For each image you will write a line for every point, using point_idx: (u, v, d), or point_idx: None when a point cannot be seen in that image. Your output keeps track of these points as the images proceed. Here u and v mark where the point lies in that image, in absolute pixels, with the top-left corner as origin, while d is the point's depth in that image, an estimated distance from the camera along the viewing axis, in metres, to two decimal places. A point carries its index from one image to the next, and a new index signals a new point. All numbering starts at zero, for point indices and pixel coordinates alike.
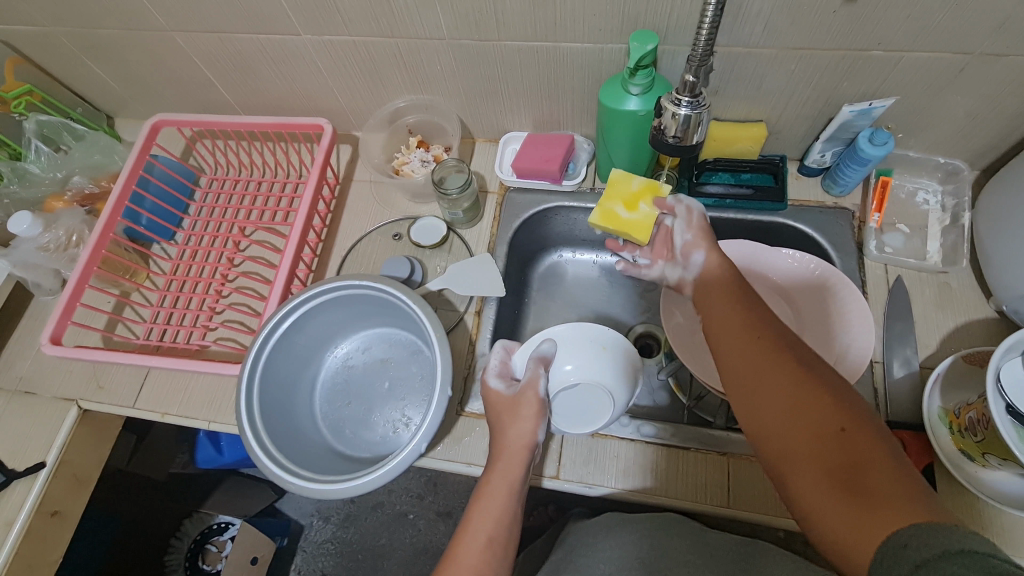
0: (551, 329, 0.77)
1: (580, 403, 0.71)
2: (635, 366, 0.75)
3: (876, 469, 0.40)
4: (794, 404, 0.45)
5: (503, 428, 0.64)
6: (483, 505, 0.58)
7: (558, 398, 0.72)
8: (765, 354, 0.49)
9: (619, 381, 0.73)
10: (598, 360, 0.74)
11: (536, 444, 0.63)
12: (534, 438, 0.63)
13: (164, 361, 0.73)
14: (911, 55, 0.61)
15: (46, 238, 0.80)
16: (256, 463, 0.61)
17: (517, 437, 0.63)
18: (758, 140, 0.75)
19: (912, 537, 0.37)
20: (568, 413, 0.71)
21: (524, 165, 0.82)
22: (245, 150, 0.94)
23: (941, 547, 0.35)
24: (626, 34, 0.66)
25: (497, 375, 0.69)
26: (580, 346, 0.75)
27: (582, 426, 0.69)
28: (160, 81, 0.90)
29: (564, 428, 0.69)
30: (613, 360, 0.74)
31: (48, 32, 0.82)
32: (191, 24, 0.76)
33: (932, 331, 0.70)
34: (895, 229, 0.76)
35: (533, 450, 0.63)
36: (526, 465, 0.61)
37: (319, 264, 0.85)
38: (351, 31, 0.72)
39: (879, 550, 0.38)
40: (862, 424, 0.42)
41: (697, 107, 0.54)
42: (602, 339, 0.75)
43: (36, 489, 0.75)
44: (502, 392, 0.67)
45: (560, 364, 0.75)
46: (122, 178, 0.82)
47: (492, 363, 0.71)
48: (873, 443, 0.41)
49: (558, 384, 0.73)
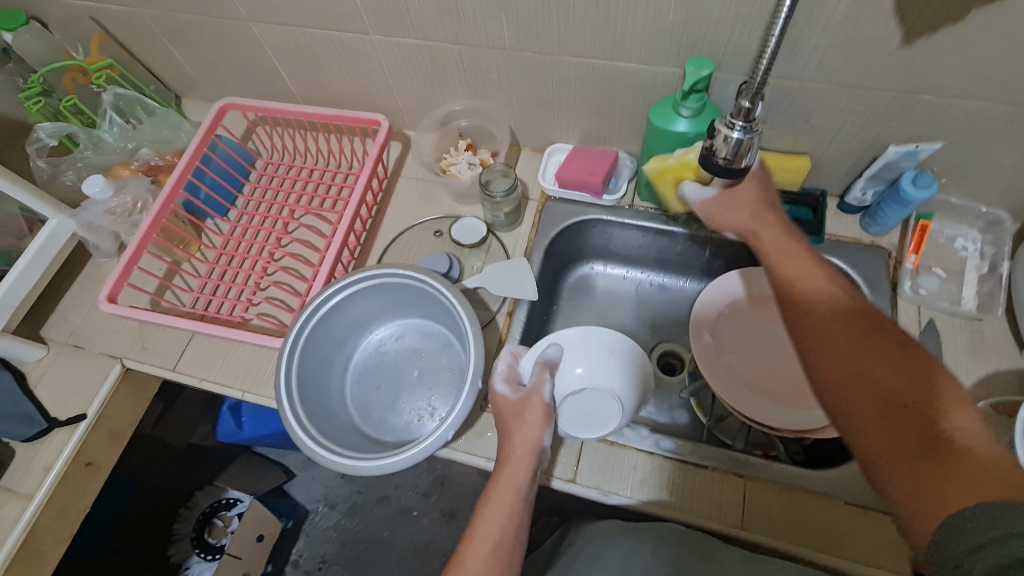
0: (557, 333, 0.77)
1: (587, 405, 0.72)
2: (642, 369, 0.77)
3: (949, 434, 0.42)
4: (882, 368, 0.47)
5: (510, 431, 0.65)
6: (498, 496, 0.60)
7: (565, 402, 0.73)
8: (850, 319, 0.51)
9: (626, 385, 0.75)
10: (606, 363, 0.76)
11: (542, 448, 0.64)
12: (540, 444, 0.64)
13: (211, 328, 0.77)
14: (962, 102, 0.63)
15: (114, 202, 0.86)
16: (289, 433, 0.64)
17: (524, 442, 0.63)
18: (801, 172, 0.76)
19: (976, 516, 0.38)
20: (575, 418, 0.72)
21: (568, 176, 0.85)
22: (302, 138, 0.99)
23: (1005, 528, 0.37)
24: (682, 57, 0.68)
25: (505, 380, 0.69)
26: (587, 348, 0.76)
27: (592, 432, 0.70)
28: (230, 66, 0.95)
29: (573, 433, 0.71)
30: (620, 366, 0.76)
31: (136, 13, 0.88)
32: (269, 16, 0.81)
33: (961, 377, 0.70)
34: (931, 272, 0.76)
35: (540, 454, 0.63)
36: (532, 470, 0.62)
37: (362, 252, 0.88)
38: (418, 34, 0.76)
39: (946, 519, 0.40)
40: (943, 391, 0.45)
41: (750, 132, 0.55)
42: (611, 344, 0.76)
43: (75, 438, 0.79)
44: (509, 396, 0.67)
45: (569, 367, 0.75)
46: (187, 154, 0.88)
47: (499, 367, 0.71)
48: (950, 408, 0.44)
49: (566, 388, 0.74)
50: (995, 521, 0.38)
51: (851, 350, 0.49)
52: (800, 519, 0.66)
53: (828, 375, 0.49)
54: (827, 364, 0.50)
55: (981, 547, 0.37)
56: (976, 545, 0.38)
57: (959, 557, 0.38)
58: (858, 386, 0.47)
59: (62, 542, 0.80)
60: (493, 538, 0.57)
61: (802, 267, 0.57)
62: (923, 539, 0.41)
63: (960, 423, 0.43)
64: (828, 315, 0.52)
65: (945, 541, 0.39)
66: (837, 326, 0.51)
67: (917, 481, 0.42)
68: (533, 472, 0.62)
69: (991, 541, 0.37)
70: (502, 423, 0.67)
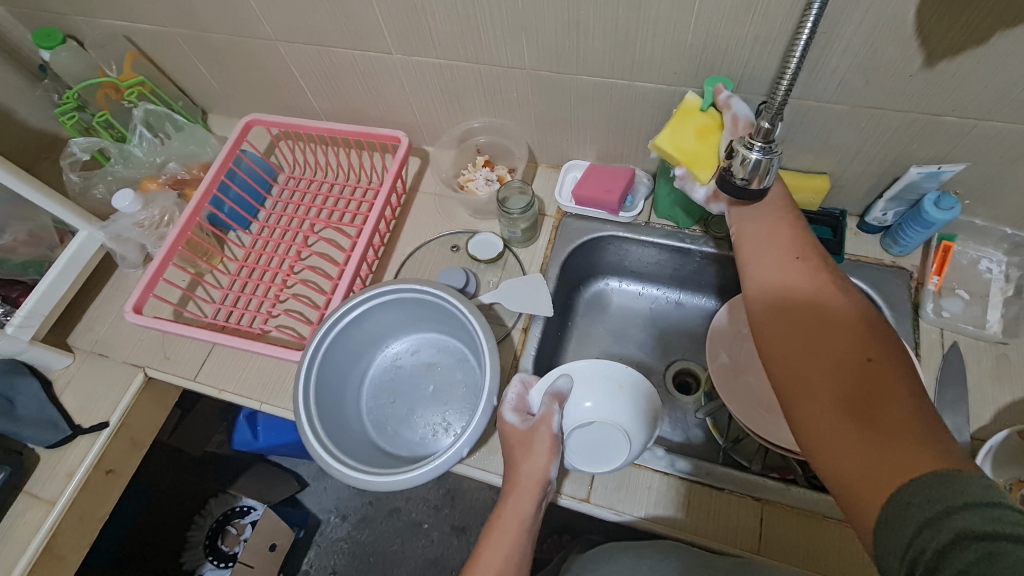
0: (568, 363, 0.76)
1: (594, 439, 0.71)
2: (653, 404, 0.74)
3: (891, 405, 0.46)
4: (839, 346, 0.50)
5: (516, 462, 0.65)
6: (506, 519, 0.61)
7: (572, 436, 0.72)
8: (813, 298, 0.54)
9: (635, 422, 0.72)
10: (615, 397, 0.74)
11: (549, 480, 0.63)
12: (546, 475, 0.63)
13: (232, 340, 0.79)
14: (986, 124, 0.62)
15: (142, 215, 0.88)
16: (306, 445, 0.65)
17: (529, 474, 0.63)
18: (821, 193, 0.76)
19: (916, 499, 0.41)
20: (582, 452, 0.71)
21: (584, 193, 0.85)
22: (323, 153, 1.01)
23: (944, 505, 0.39)
24: (700, 78, 0.68)
25: (514, 409, 0.69)
26: (595, 382, 0.75)
27: (599, 467, 0.69)
28: (256, 83, 0.98)
29: (580, 467, 0.70)
30: (630, 400, 0.74)
31: (168, 32, 0.91)
32: (295, 36, 0.83)
33: (986, 402, 0.68)
34: (954, 294, 0.75)
35: (546, 486, 0.63)
36: (538, 501, 0.62)
37: (379, 266, 0.90)
38: (439, 54, 0.78)
39: (888, 500, 0.43)
40: (888, 368, 0.48)
41: (769, 153, 0.55)
42: (619, 378, 0.75)
43: (98, 446, 0.81)
44: (517, 425, 0.67)
45: (577, 401, 0.75)
46: (212, 168, 0.90)
47: (509, 396, 0.71)
48: (889, 383, 0.47)
49: (575, 421, 0.73)
50: (934, 498, 0.40)
51: (807, 329, 0.53)
52: (818, 545, 0.64)
53: (787, 362, 0.53)
54: (788, 343, 0.53)
55: (925, 527, 0.40)
56: (920, 524, 0.40)
57: (905, 537, 0.41)
58: (808, 361, 0.51)
59: (82, 549, 0.82)
60: (502, 557, 0.58)
61: (786, 266, 0.58)
62: (870, 517, 0.44)
63: (900, 400, 0.46)
64: (793, 304, 0.55)
65: (889, 521, 0.42)
66: (796, 310, 0.55)
67: (857, 458, 0.45)
68: (540, 503, 0.62)
69: (931, 520, 0.40)
70: (510, 452, 0.67)
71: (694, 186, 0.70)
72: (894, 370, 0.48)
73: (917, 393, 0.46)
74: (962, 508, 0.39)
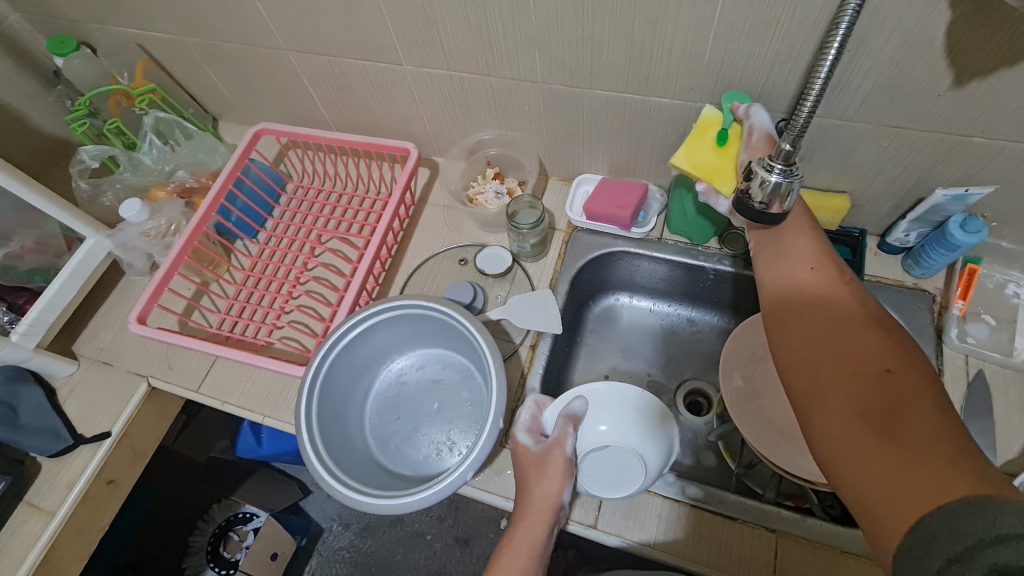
0: (584, 384, 0.74)
1: (610, 465, 0.69)
2: (669, 422, 0.71)
3: (915, 418, 0.43)
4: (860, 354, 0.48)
5: (529, 485, 0.64)
6: (516, 541, 0.58)
7: (590, 460, 0.69)
8: (832, 306, 0.53)
9: (653, 445, 0.69)
10: (630, 421, 0.71)
11: (562, 504, 0.62)
12: (559, 499, 0.62)
13: (236, 353, 0.78)
14: (1016, 146, 0.59)
15: (149, 225, 0.88)
16: (307, 463, 0.63)
17: (544, 496, 0.62)
18: (839, 213, 0.73)
19: (942, 525, 0.37)
20: (598, 479, 0.68)
21: (596, 208, 0.83)
22: (332, 162, 1.00)
23: (975, 536, 0.36)
24: (717, 94, 0.67)
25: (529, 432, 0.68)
26: (609, 405, 0.72)
27: (615, 492, 0.67)
28: (266, 92, 0.97)
29: (595, 492, 0.67)
30: (643, 421, 0.71)
31: (180, 40, 0.91)
32: (307, 46, 0.82)
33: (1013, 434, 0.65)
34: (979, 319, 0.72)
35: (559, 510, 0.61)
36: (550, 526, 0.60)
37: (386, 278, 0.88)
38: (450, 66, 0.77)
39: (912, 525, 0.39)
40: (912, 376, 0.45)
41: (789, 176, 0.53)
42: (634, 400, 0.72)
43: (99, 456, 0.80)
44: (531, 447, 0.66)
45: (593, 424, 0.72)
46: (221, 177, 0.89)
47: (522, 417, 0.70)
48: (915, 394, 0.44)
49: (589, 444, 0.70)
50: (964, 526, 0.36)
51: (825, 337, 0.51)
52: None
53: (808, 375, 0.51)
54: (805, 352, 0.52)
55: (955, 560, 0.36)
56: (948, 555, 0.36)
57: (932, 568, 0.37)
58: (825, 369, 0.50)
59: (80, 560, 0.81)
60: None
61: (815, 278, 0.56)
62: (893, 543, 0.40)
63: (927, 411, 0.43)
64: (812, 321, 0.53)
65: (913, 548, 0.38)
66: (813, 318, 0.53)
67: (883, 476, 0.42)
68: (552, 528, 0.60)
69: (961, 552, 0.36)
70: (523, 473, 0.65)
71: (717, 199, 0.67)
72: (919, 379, 0.45)
73: (945, 406, 0.43)
74: (995, 541, 0.35)
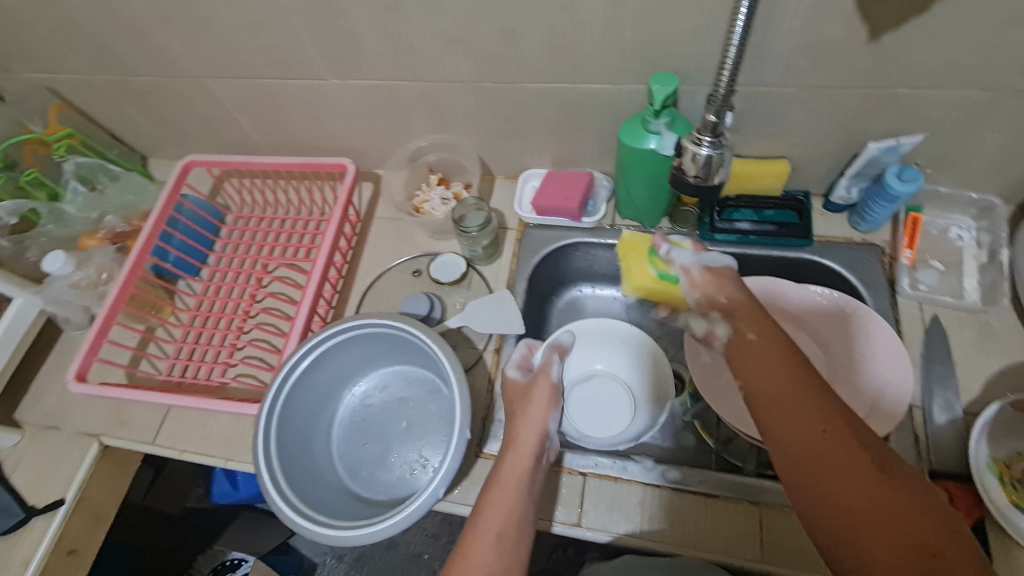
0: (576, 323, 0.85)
1: (597, 396, 0.82)
2: (656, 358, 0.81)
3: None
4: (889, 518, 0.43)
5: (515, 415, 0.67)
6: (501, 490, 0.59)
7: (575, 392, 0.83)
8: (839, 444, 0.48)
9: (637, 377, 0.82)
10: (620, 354, 0.84)
11: (548, 433, 0.66)
12: (545, 427, 0.65)
13: (187, 398, 0.74)
14: (938, 92, 0.60)
15: (77, 276, 0.84)
16: (270, 505, 0.60)
17: (528, 427, 0.65)
18: (782, 177, 0.75)
19: None
20: (583, 410, 0.81)
21: (545, 202, 0.82)
22: (270, 188, 0.97)
23: None
24: (645, 75, 0.66)
25: (519, 367, 0.71)
26: (603, 342, 0.84)
27: (598, 430, 0.79)
28: (192, 124, 0.94)
29: (581, 428, 0.79)
30: (633, 358, 0.83)
31: (92, 80, 0.86)
32: (225, 71, 0.79)
33: (974, 373, 0.66)
34: (928, 266, 0.73)
35: (545, 439, 0.65)
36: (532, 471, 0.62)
37: (339, 300, 0.85)
38: (375, 75, 0.74)
39: None
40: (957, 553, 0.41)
41: (718, 147, 0.52)
42: (623, 336, 0.84)
43: (55, 525, 0.75)
44: (518, 380, 0.70)
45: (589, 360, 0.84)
46: (152, 217, 0.85)
47: (514, 355, 0.73)
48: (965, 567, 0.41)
49: (579, 377, 0.84)
50: None
51: (836, 480, 0.46)
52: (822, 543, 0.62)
53: (822, 498, 0.47)
54: (821, 513, 0.46)
55: None
56: None
57: None
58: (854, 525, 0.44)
59: None
60: (495, 549, 0.54)
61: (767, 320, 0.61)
62: None
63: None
64: (808, 431, 0.50)
65: None
66: (833, 475, 0.47)
67: None
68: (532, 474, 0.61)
69: None
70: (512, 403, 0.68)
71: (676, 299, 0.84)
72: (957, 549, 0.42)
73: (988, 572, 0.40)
74: None
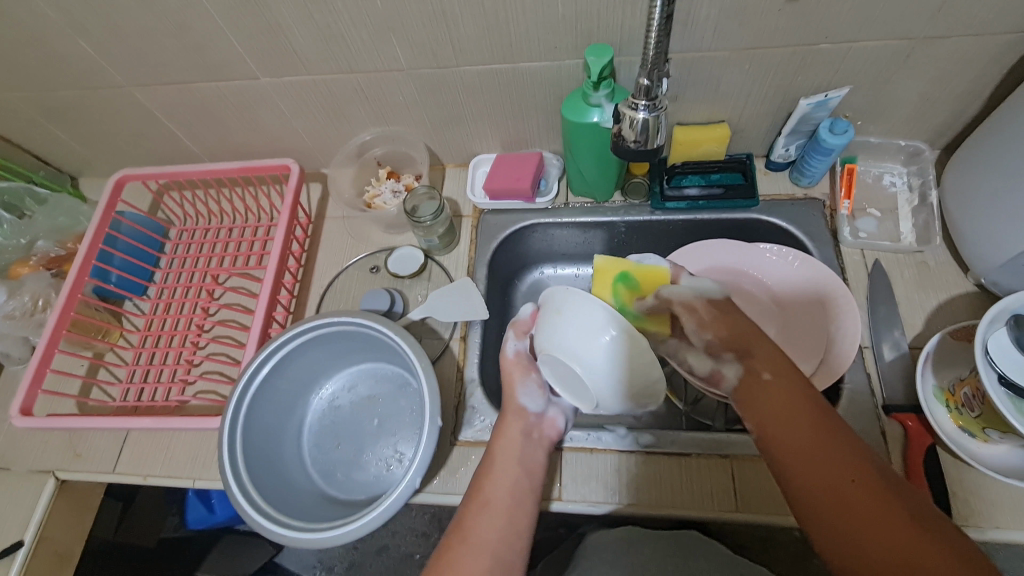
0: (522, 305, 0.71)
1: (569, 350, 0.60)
2: (603, 328, 0.58)
3: None
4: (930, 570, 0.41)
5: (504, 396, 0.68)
6: (499, 466, 0.62)
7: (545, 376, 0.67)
8: (867, 496, 0.46)
9: (585, 351, 0.59)
10: (554, 326, 0.61)
11: (532, 413, 0.67)
12: (526, 408, 0.66)
13: (144, 421, 0.71)
14: (858, 45, 0.63)
15: (10, 305, 0.79)
16: (243, 517, 0.59)
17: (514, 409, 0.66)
18: (724, 140, 0.76)
19: None
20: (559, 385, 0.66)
21: (497, 186, 0.82)
22: (214, 198, 0.93)
23: None
24: (580, 49, 0.66)
25: (519, 335, 0.69)
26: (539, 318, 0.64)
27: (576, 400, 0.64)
28: (122, 138, 0.89)
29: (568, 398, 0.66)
30: (573, 324, 0.60)
31: (5, 99, 0.81)
32: (149, 78, 0.76)
33: (916, 310, 0.70)
34: (867, 214, 0.76)
35: (529, 419, 0.66)
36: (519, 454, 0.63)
37: (298, 305, 0.83)
38: (309, 70, 0.72)
39: None
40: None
41: (654, 110, 0.53)
42: (555, 305, 0.61)
43: (14, 571, 0.72)
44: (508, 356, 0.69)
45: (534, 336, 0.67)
46: (88, 237, 0.81)
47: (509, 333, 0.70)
48: None
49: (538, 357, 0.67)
50: None
51: (869, 533, 0.44)
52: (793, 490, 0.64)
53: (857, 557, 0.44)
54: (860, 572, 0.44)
55: None
56: None
57: None
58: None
59: None
60: (498, 527, 0.57)
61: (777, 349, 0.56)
62: None
63: None
64: (833, 482, 0.47)
65: None
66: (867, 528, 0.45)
67: None
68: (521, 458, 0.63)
69: None
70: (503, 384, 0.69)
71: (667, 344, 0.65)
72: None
73: None
74: None
